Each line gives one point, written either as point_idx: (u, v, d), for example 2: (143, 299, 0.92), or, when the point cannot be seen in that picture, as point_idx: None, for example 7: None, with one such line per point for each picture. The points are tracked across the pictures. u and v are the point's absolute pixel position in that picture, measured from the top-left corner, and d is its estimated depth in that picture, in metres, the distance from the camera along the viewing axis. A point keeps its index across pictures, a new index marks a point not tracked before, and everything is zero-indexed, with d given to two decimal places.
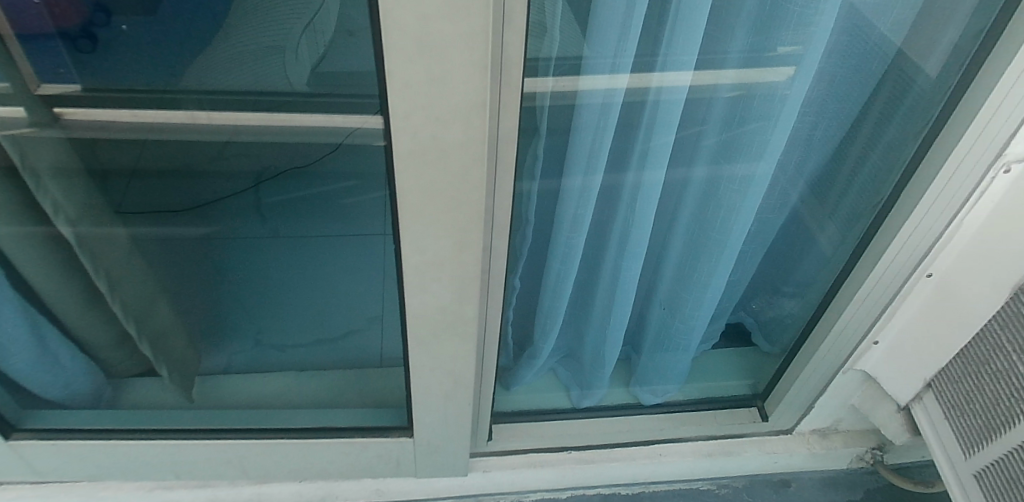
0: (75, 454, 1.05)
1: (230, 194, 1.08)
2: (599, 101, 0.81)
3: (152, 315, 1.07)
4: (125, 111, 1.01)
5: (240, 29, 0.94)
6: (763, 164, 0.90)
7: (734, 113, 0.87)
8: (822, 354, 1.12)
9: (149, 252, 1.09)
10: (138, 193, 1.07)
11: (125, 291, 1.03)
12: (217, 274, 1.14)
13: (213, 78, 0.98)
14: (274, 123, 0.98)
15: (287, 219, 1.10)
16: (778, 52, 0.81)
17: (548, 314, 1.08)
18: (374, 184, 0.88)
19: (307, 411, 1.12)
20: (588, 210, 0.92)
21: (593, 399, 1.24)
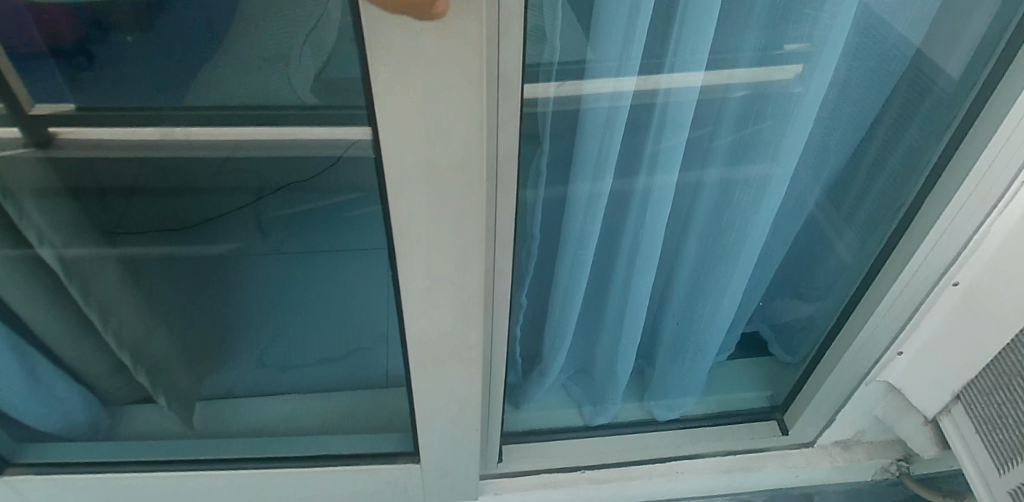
0: (76, 487, 1.03)
1: (231, 209, 0.99)
2: (606, 104, 0.77)
3: (146, 342, 1.03)
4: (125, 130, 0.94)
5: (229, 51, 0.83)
6: (780, 166, 0.86)
7: (747, 115, 0.83)
8: (844, 366, 1.07)
9: (144, 274, 1.03)
10: (138, 211, 1.01)
11: (118, 318, 1.00)
12: (222, 296, 1.06)
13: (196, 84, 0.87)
14: (273, 135, 0.89)
15: (290, 233, 1.00)
16: (785, 50, 0.76)
17: (556, 330, 1.04)
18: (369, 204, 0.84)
19: (313, 437, 1.08)
20: (597, 221, 0.88)
21: (606, 417, 1.19)
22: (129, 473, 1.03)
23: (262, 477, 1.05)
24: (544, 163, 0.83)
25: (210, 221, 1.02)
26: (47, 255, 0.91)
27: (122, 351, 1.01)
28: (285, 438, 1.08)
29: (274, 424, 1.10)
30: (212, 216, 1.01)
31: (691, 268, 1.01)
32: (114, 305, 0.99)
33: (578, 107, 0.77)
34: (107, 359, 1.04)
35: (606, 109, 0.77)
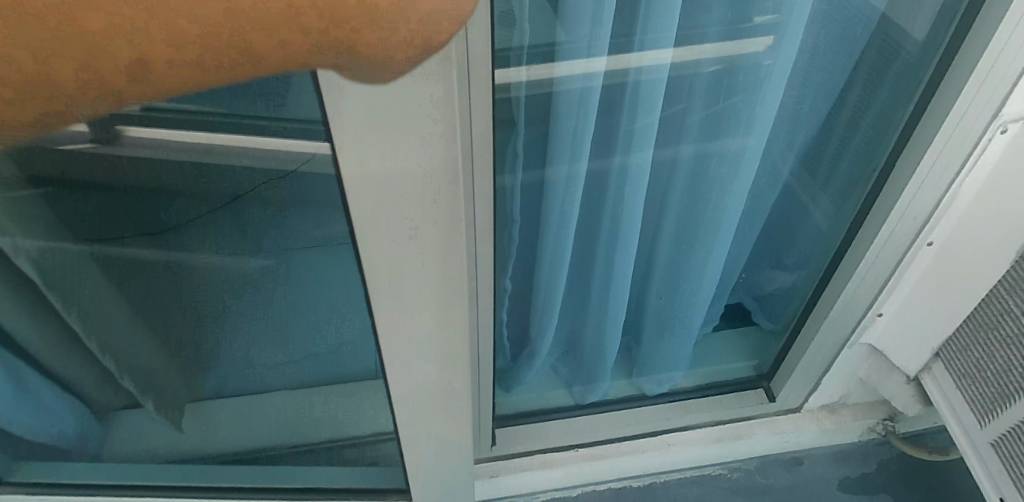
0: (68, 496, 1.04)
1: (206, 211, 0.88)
2: (579, 85, 0.77)
3: (129, 348, 1.02)
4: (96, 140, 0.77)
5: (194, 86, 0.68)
6: (753, 137, 0.87)
7: (718, 89, 0.83)
8: (826, 331, 1.09)
9: (125, 282, 0.96)
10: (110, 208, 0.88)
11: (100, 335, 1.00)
12: (204, 303, 0.98)
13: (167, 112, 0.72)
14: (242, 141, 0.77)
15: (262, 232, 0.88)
16: (755, 22, 0.77)
17: (542, 313, 1.05)
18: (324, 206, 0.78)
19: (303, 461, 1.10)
20: (576, 201, 0.89)
21: (596, 395, 1.20)
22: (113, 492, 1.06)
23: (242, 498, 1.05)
24: (523, 147, 0.84)
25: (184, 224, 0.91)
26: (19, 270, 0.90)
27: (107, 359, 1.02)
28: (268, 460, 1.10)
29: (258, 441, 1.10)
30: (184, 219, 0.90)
31: (671, 245, 1.02)
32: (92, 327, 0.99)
33: (551, 90, 0.78)
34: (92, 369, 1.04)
35: (579, 90, 0.77)
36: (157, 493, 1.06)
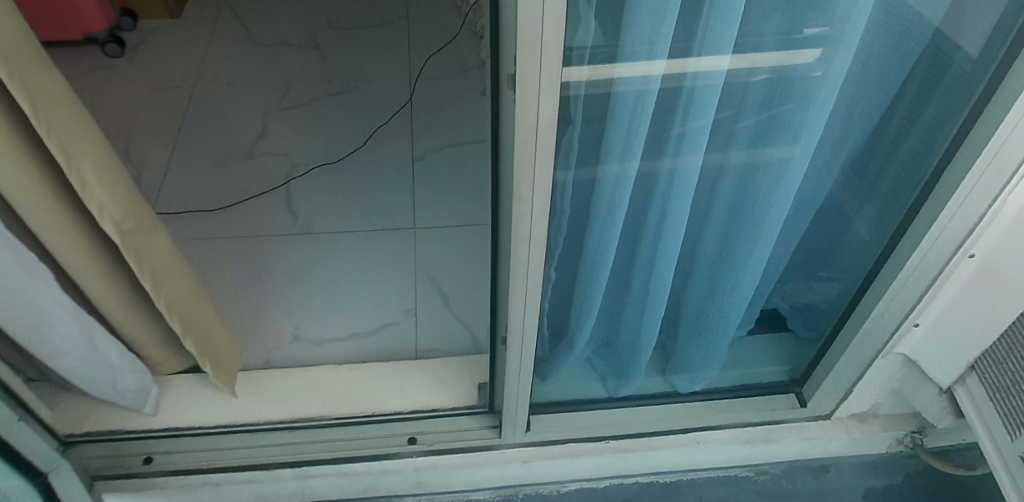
0: (139, 446, 1.11)
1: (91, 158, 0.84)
2: (635, 88, 0.80)
3: (166, 280, 1.00)
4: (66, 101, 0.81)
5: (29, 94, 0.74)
6: (801, 147, 0.90)
7: (772, 97, 0.86)
8: (862, 339, 1.11)
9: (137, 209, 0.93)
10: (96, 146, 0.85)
11: (84, 159, 0.83)
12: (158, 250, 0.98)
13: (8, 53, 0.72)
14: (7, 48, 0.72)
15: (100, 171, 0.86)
16: (805, 34, 0.80)
17: (584, 303, 1.08)
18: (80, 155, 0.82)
19: (337, 427, 1.15)
20: (624, 198, 0.92)
21: (630, 388, 1.23)
22: (170, 448, 1.12)
23: (290, 447, 1.13)
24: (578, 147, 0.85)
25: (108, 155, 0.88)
26: (46, 230, 0.87)
27: (69, 171, 0.82)
28: (303, 434, 1.14)
29: (294, 413, 1.16)
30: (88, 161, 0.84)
31: (714, 246, 1.05)
32: (50, 118, 0.78)
33: (608, 91, 0.80)
34: (153, 329, 1.08)
35: (637, 93, 0.81)
36: (215, 447, 1.12)
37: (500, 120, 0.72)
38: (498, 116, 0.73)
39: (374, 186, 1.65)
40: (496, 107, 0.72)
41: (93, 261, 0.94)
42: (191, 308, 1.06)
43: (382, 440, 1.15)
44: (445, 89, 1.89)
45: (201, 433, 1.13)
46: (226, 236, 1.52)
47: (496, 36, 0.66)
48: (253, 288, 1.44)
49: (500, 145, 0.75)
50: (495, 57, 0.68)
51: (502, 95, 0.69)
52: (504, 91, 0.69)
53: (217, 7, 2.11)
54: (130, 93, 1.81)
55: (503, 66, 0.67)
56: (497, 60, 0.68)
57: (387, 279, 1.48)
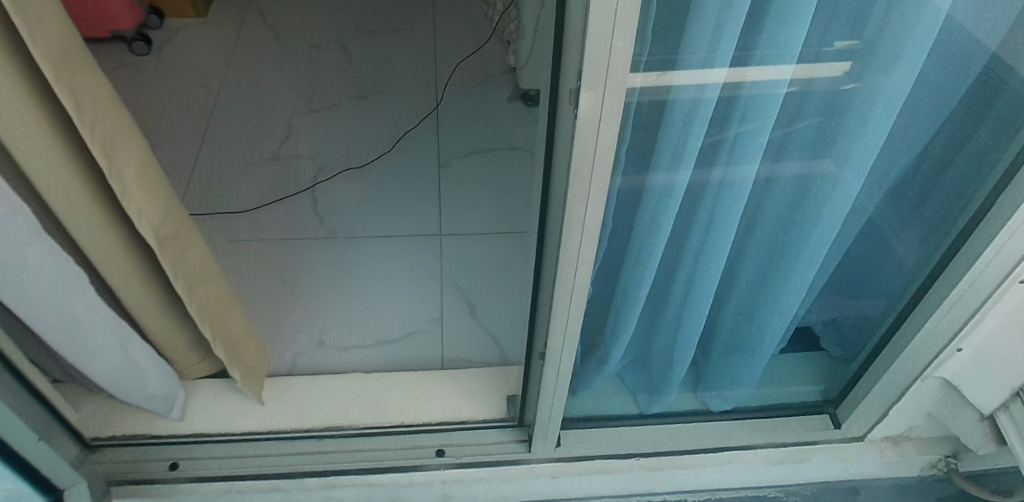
0: (163, 452, 1.10)
1: (131, 160, 0.83)
2: (689, 96, 0.78)
3: (199, 285, 0.98)
4: (110, 102, 0.80)
5: (72, 94, 0.73)
6: (856, 163, 0.87)
7: (830, 109, 0.84)
8: (903, 362, 1.09)
9: (174, 213, 0.91)
10: (138, 149, 0.84)
11: (123, 162, 0.82)
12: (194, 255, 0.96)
13: (56, 53, 0.71)
14: (55, 48, 0.71)
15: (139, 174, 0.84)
16: (833, 47, 0.79)
17: (620, 319, 1.06)
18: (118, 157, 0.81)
19: (364, 437, 1.13)
20: (669, 210, 0.90)
21: (661, 405, 1.20)
22: (195, 455, 1.10)
23: (316, 457, 1.11)
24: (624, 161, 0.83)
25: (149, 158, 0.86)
26: (82, 232, 0.85)
27: (109, 172, 0.80)
28: (329, 444, 1.12)
29: (321, 422, 1.14)
30: (128, 164, 0.82)
31: (755, 263, 1.03)
32: (94, 119, 0.77)
33: (663, 100, 0.78)
34: (183, 333, 1.07)
35: (690, 102, 0.78)
36: (239, 455, 1.10)
37: (555, 134, 0.71)
38: (554, 129, 0.71)
39: (401, 191, 1.65)
40: (552, 121, 0.70)
41: (129, 267, 0.93)
42: (221, 314, 1.04)
43: (409, 451, 1.13)
44: (472, 97, 1.90)
45: (226, 440, 1.11)
46: (252, 238, 1.52)
47: (557, 49, 0.64)
48: (277, 291, 1.43)
49: (554, 159, 0.73)
50: (556, 72, 0.66)
51: (560, 108, 0.68)
52: (563, 104, 0.67)
53: (244, 7, 2.13)
54: (158, 93, 1.84)
55: (563, 80, 0.65)
56: (557, 75, 0.66)
57: (413, 286, 1.47)
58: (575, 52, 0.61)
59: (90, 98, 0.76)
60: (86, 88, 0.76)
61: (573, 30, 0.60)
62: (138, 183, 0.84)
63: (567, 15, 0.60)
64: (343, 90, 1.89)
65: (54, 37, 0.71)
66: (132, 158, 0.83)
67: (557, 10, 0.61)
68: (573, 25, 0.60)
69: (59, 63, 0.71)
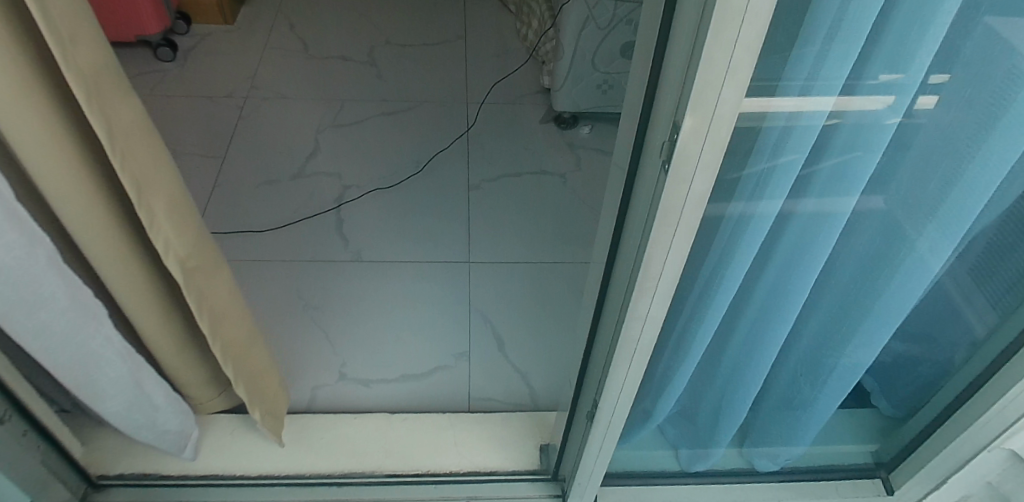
0: (173, 494, 1.02)
1: (162, 186, 0.77)
2: (781, 124, 0.66)
3: (224, 320, 0.91)
4: (144, 123, 0.74)
5: (101, 116, 0.67)
6: (953, 217, 0.76)
7: (941, 151, 0.72)
8: (970, 435, 1.01)
9: (204, 243, 0.85)
10: (168, 173, 0.78)
11: (152, 187, 0.76)
12: (222, 287, 0.90)
13: (87, 71, 0.65)
14: (89, 65, 0.65)
15: (169, 201, 0.78)
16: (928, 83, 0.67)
17: (665, 373, 0.98)
18: (148, 182, 0.75)
19: (388, 486, 1.05)
20: (742, 246, 0.78)
21: (705, 464, 1.13)
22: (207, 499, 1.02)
23: None
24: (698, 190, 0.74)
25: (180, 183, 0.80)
26: (102, 262, 0.79)
27: (138, 207, 0.75)
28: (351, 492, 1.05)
29: (344, 467, 1.07)
30: (157, 189, 0.76)
31: (821, 323, 0.94)
32: (125, 140, 0.71)
33: (756, 126, 0.65)
34: (199, 367, 1.00)
35: (784, 133, 0.67)
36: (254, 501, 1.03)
37: (634, 192, 0.64)
38: (632, 183, 0.64)
39: (427, 214, 1.59)
40: (630, 177, 0.64)
41: (151, 306, 0.86)
42: (244, 350, 0.97)
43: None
44: (502, 119, 1.85)
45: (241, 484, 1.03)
46: (273, 258, 1.46)
47: (647, 104, 0.58)
48: (295, 317, 1.36)
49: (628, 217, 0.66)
50: (642, 129, 0.60)
51: (642, 165, 0.61)
52: (645, 161, 0.60)
53: (273, 15, 2.10)
54: (180, 102, 1.80)
55: (652, 133, 0.58)
56: (643, 133, 0.60)
57: (436, 318, 1.40)
58: (668, 111, 0.55)
59: (121, 119, 0.70)
60: (120, 108, 0.70)
61: (668, 86, 0.54)
62: (167, 210, 0.78)
63: (665, 67, 0.54)
64: (371, 107, 1.85)
65: (89, 52, 0.65)
66: (162, 183, 0.77)
67: (652, 59, 0.55)
68: (670, 82, 0.53)
69: (90, 81, 0.65)
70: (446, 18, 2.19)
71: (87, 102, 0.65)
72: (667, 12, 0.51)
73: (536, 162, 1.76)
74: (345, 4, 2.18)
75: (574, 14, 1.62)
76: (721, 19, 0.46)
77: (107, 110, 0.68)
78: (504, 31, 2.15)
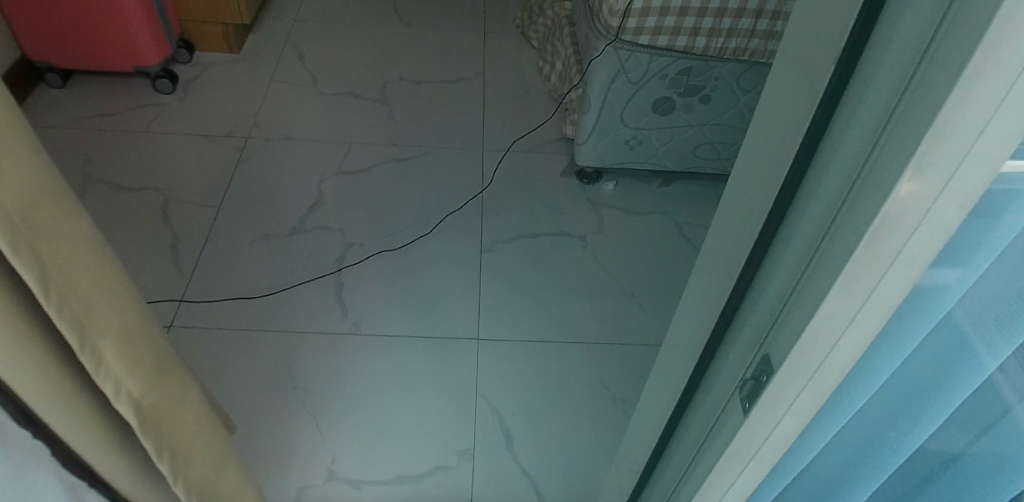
0: None
1: (109, 323, 0.64)
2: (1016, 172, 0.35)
3: (189, 456, 0.79)
4: (88, 253, 0.61)
5: (31, 261, 0.54)
6: None
7: None
8: None
9: (166, 374, 0.73)
10: (118, 305, 0.65)
11: (98, 329, 0.62)
12: (187, 418, 0.78)
13: (12, 211, 0.52)
14: (13, 203, 0.52)
15: (117, 339, 0.65)
16: None
17: None
18: (91, 324, 0.62)
19: None
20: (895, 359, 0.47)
21: None
22: None
23: None
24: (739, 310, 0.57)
25: (130, 313, 0.67)
26: (61, 419, 0.65)
27: (81, 353, 0.62)
28: None
29: None
30: (104, 329, 0.63)
31: None
32: (65, 282, 0.58)
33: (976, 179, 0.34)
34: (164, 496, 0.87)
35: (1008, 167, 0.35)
36: None
37: (695, 397, 0.52)
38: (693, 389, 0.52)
39: (434, 280, 1.47)
40: (693, 381, 0.52)
41: (114, 448, 0.73)
42: (209, 482, 0.85)
43: None
44: (522, 170, 1.73)
45: None
46: (268, 327, 1.34)
47: (728, 307, 0.44)
48: (283, 400, 1.24)
49: (691, 410, 0.53)
50: (721, 330, 0.46)
51: (712, 381, 0.48)
52: (721, 366, 0.47)
53: (282, 44, 1.98)
54: (178, 139, 1.68)
55: (725, 351, 0.46)
56: (722, 335, 0.46)
57: (438, 405, 1.27)
58: (760, 330, 0.41)
59: (59, 259, 0.57)
60: (58, 246, 0.57)
61: (765, 298, 0.40)
62: (116, 349, 0.65)
63: (765, 273, 0.40)
64: (381, 152, 1.72)
65: (14, 188, 0.52)
66: (108, 319, 0.64)
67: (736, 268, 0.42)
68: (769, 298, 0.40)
69: (18, 224, 0.53)
70: (464, 51, 2.06)
71: (11, 249, 0.52)
72: (780, 202, 0.37)
73: (554, 222, 1.62)
74: (359, 33, 2.06)
75: (603, 68, 1.48)
76: (860, 252, 0.32)
77: (40, 254, 0.55)
78: (527, 69, 2.02)
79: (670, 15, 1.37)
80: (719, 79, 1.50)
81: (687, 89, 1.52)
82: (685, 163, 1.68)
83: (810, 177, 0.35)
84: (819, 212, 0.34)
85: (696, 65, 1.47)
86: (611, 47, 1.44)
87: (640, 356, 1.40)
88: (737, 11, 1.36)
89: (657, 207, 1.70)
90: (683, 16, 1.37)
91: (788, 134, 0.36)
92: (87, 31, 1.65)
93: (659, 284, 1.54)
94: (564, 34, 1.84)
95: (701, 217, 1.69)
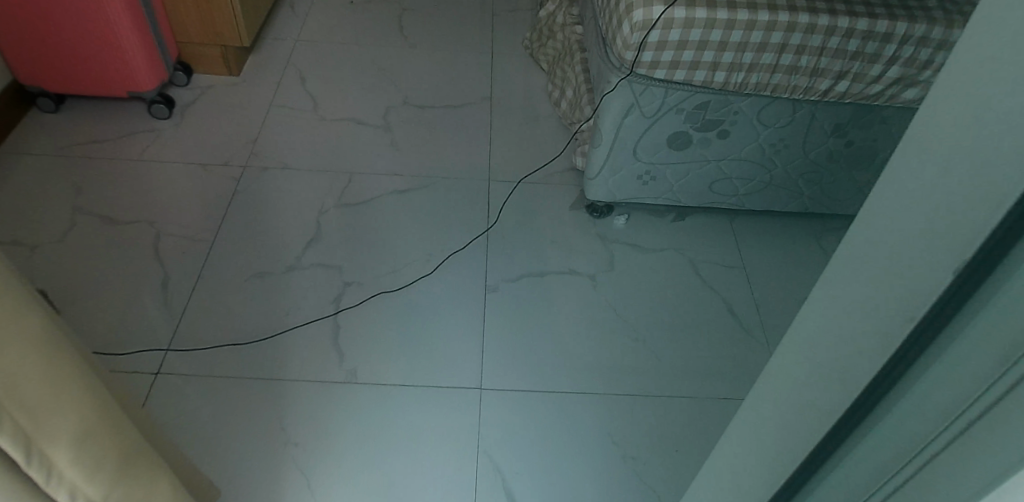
0: None
1: (66, 429, 0.57)
2: None
3: None
4: (39, 354, 0.54)
5: None
6: None
7: None
8: None
9: (133, 456, 0.66)
10: (78, 407, 0.58)
11: (48, 437, 0.56)
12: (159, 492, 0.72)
13: None
14: None
15: (76, 445, 0.58)
16: None
17: None
18: (42, 432, 0.55)
19: None
20: None
21: None
22: None
23: None
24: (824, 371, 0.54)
25: (96, 411, 0.60)
26: None
27: (27, 466, 0.55)
28: None
29: None
30: (58, 437, 0.56)
31: None
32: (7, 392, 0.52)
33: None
34: None
35: None
36: None
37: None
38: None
39: (434, 323, 1.40)
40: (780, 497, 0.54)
41: None
42: None
43: None
44: (529, 202, 1.66)
45: None
46: (260, 374, 1.28)
47: (830, 440, 0.46)
48: (274, 456, 1.17)
49: None
50: (819, 458, 0.48)
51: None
52: (823, 492, 0.48)
53: (283, 66, 1.92)
54: (172, 168, 1.62)
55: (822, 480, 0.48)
56: (820, 464, 0.48)
57: (438, 462, 1.20)
58: (874, 476, 0.43)
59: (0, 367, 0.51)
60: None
61: (882, 448, 0.42)
62: (72, 457, 0.58)
63: (876, 418, 0.43)
64: (383, 182, 1.66)
65: None
66: (64, 426, 0.57)
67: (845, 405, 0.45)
68: (888, 440, 0.42)
69: None
70: (471, 74, 1.99)
71: None
72: (900, 366, 0.40)
73: (562, 259, 1.55)
74: (361, 54, 2.00)
75: (616, 102, 1.40)
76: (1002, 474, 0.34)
77: None
78: (535, 93, 1.95)
79: (688, 49, 1.29)
80: (739, 113, 1.42)
81: (704, 123, 1.44)
82: (700, 198, 1.60)
83: (939, 347, 0.37)
84: (951, 386, 0.37)
85: (714, 99, 1.39)
86: (625, 81, 1.36)
87: (650, 407, 1.33)
88: (760, 45, 1.29)
89: (670, 243, 1.62)
90: (702, 50, 1.30)
91: (916, 295, 0.38)
92: (80, 56, 1.59)
93: (672, 326, 1.46)
94: (575, 59, 1.77)
95: (716, 254, 1.61)
